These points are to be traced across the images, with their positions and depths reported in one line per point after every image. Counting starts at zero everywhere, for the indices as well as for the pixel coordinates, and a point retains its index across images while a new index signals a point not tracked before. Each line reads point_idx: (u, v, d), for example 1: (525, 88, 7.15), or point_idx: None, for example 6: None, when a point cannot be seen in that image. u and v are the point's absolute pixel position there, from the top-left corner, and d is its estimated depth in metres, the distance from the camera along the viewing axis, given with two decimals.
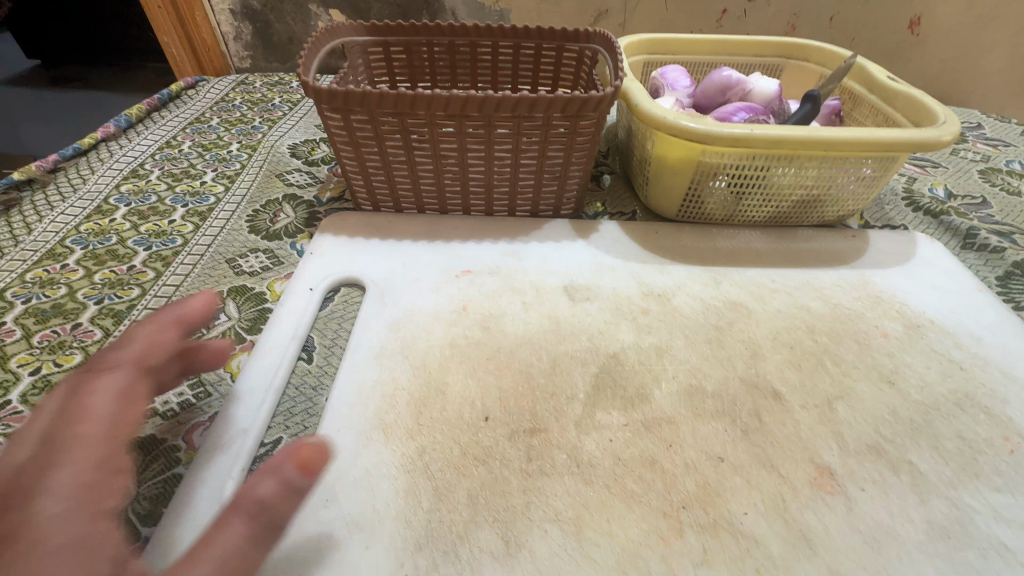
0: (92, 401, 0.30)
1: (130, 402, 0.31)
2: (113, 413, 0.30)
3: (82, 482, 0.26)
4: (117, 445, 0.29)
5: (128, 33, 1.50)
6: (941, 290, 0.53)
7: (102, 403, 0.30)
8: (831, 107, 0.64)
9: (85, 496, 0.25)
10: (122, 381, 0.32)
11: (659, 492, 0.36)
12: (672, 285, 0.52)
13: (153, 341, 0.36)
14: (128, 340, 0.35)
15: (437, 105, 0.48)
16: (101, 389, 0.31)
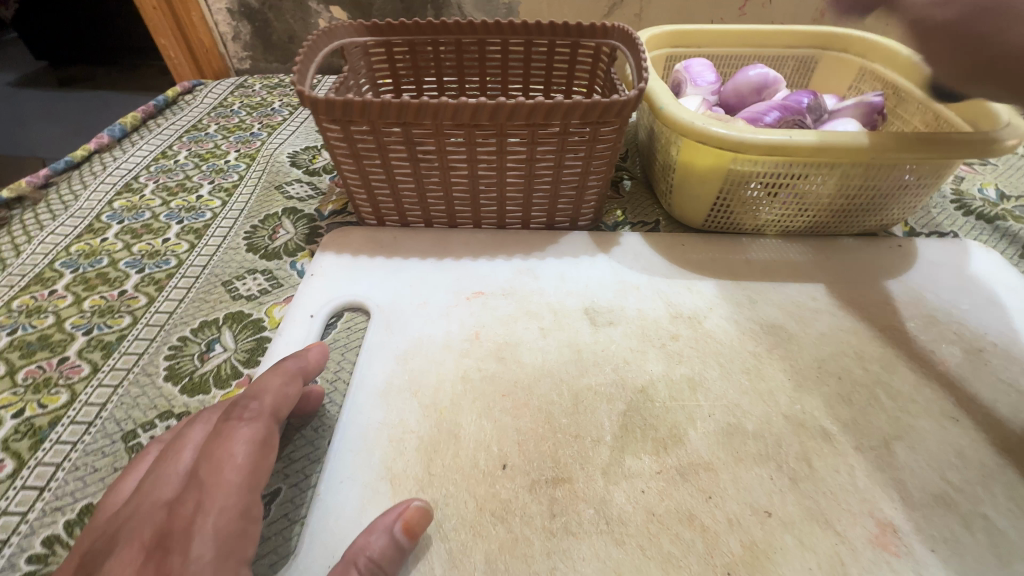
0: (229, 449, 0.29)
1: (265, 451, 0.30)
2: (251, 462, 0.29)
3: (225, 537, 0.26)
4: (255, 493, 0.29)
5: (133, 31, 1.47)
6: (1002, 309, 0.48)
7: (240, 453, 0.29)
8: (873, 106, 0.58)
9: (228, 550, 0.26)
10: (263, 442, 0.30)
11: (699, 555, 0.32)
12: (703, 305, 0.48)
13: (283, 391, 0.33)
14: (259, 387, 0.33)
15: (445, 114, 0.44)
16: (239, 435, 0.30)
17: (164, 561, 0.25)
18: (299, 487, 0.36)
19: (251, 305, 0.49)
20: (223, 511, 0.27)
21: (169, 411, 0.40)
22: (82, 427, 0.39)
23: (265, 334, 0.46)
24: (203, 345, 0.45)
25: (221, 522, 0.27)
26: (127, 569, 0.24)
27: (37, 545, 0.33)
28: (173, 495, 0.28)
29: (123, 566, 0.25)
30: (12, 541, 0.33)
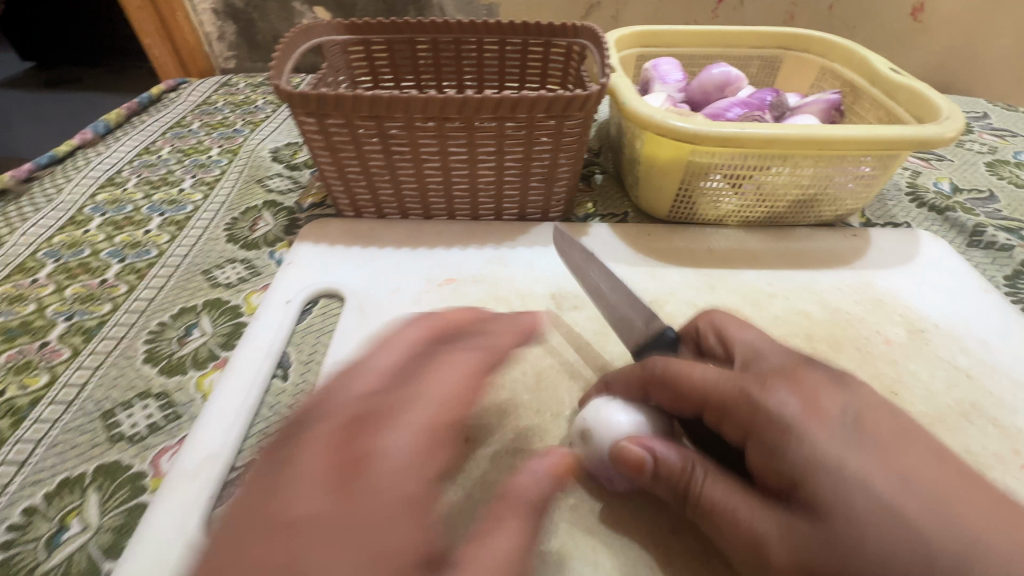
0: (446, 370, 0.32)
1: (473, 379, 0.33)
2: (460, 383, 0.32)
3: (426, 433, 0.28)
4: (456, 407, 0.30)
5: (121, 32, 1.48)
6: (947, 293, 0.50)
7: (446, 373, 0.32)
8: (831, 102, 0.61)
9: (422, 448, 0.27)
10: (483, 364, 0.34)
11: None
12: (665, 291, 0.50)
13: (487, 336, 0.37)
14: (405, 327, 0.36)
15: (416, 107, 0.46)
16: (455, 363, 0.33)
17: (363, 440, 0.27)
18: None
19: (229, 292, 0.51)
20: (447, 406, 0.30)
21: (147, 391, 0.42)
22: (62, 406, 0.40)
23: (242, 320, 0.48)
24: (181, 330, 0.47)
25: (443, 414, 0.29)
26: (330, 442, 0.27)
27: (17, 515, 0.34)
28: (369, 399, 0.30)
29: (326, 440, 0.27)
30: None
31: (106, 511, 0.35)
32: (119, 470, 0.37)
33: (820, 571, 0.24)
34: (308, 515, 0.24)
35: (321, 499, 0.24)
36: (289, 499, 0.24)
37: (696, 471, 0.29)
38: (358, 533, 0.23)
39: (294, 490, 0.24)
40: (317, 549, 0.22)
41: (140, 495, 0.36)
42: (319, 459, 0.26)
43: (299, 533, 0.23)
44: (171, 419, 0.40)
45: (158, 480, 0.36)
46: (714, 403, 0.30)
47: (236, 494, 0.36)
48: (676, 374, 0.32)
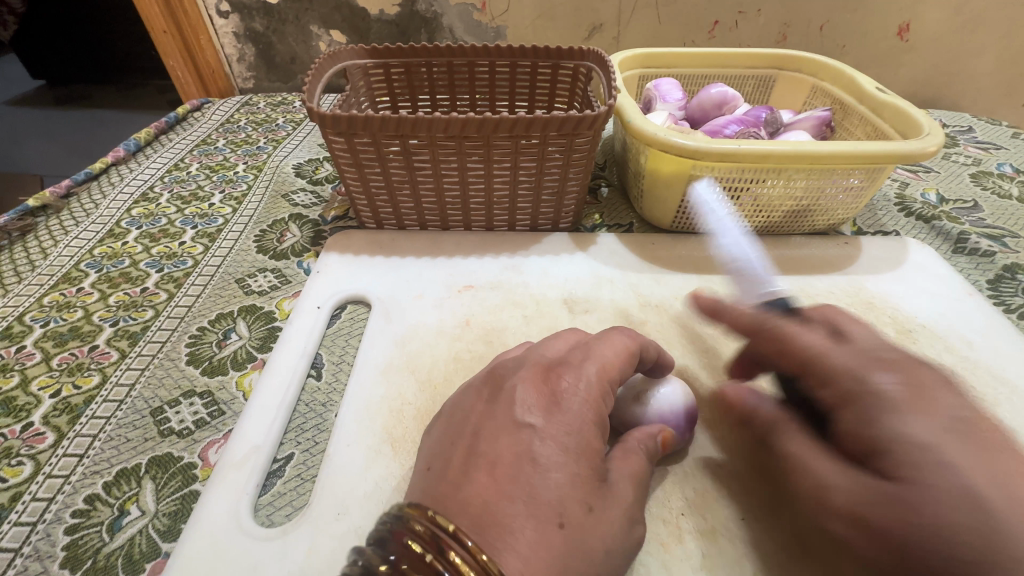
0: (609, 343, 0.36)
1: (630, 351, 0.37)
2: (619, 353, 0.36)
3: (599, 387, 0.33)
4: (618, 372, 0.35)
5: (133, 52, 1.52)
6: (933, 296, 0.54)
7: (609, 345, 0.36)
8: (822, 119, 0.65)
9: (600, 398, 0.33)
10: (632, 334, 0.38)
11: (659, 500, 0.37)
12: (669, 295, 0.54)
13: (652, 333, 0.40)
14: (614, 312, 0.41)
15: (438, 128, 0.49)
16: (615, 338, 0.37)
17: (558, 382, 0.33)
18: (309, 452, 0.41)
19: (262, 299, 0.54)
20: (612, 359, 0.35)
21: (192, 390, 0.45)
22: (114, 404, 0.44)
23: (276, 324, 0.51)
24: (220, 334, 0.50)
25: (607, 366, 0.35)
26: (535, 381, 0.33)
27: (81, 501, 0.37)
28: (563, 352, 0.36)
29: (529, 380, 0.33)
30: (57, 499, 0.37)
31: (162, 498, 0.38)
32: (171, 461, 0.40)
33: (870, 520, 0.27)
34: (530, 424, 0.31)
35: (529, 418, 0.31)
36: (512, 414, 0.31)
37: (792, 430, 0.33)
38: (563, 443, 0.30)
39: (517, 408, 0.32)
40: (542, 450, 0.29)
41: (191, 484, 0.39)
42: (528, 393, 0.32)
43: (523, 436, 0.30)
44: (216, 415, 0.43)
45: (207, 471, 0.40)
46: (816, 373, 0.33)
47: (279, 482, 0.40)
48: (790, 341, 0.35)
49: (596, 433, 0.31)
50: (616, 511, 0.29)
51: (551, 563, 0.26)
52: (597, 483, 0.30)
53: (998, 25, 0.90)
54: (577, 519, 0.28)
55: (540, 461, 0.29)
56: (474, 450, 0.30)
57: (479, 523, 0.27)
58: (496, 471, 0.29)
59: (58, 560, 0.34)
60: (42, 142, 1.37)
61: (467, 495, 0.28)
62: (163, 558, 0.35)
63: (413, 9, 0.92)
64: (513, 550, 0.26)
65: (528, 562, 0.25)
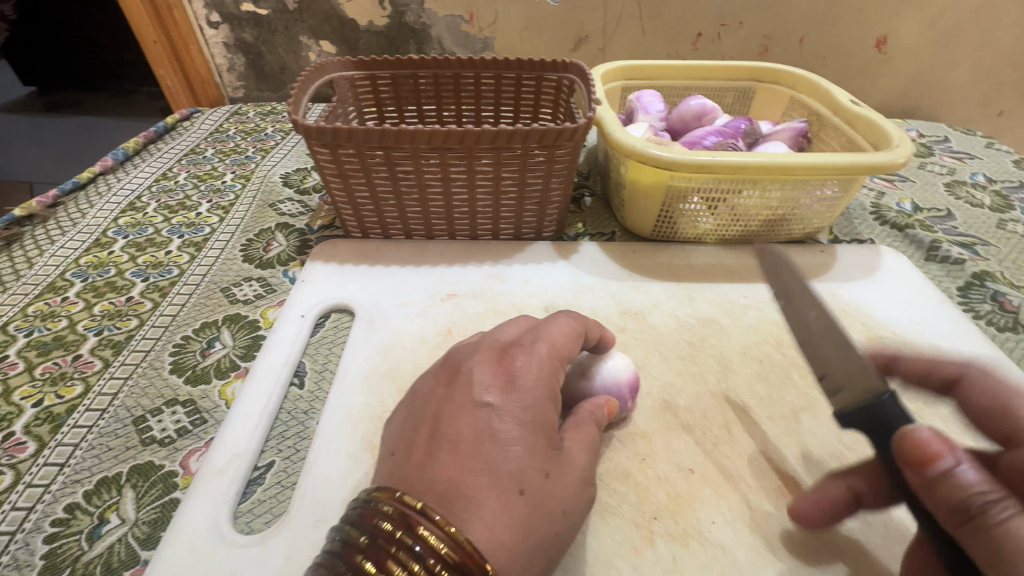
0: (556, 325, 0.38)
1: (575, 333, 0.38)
2: (567, 333, 0.38)
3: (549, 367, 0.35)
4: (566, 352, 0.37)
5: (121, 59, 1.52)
6: (905, 303, 0.55)
7: (557, 327, 0.38)
8: (798, 130, 0.67)
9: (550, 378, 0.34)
10: (578, 320, 0.40)
11: (632, 504, 0.38)
12: (648, 303, 0.55)
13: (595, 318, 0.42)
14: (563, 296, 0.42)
15: (421, 140, 0.50)
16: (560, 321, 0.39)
17: (509, 364, 0.34)
18: (291, 459, 0.42)
19: (247, 308, 0.55)
20: (561, 341, 0.37)
21: (174, 399, 0.45)
22: (97, 413, 0.44)
23: (260, 333, 0.52)
24: (204, 343, 0.51)
25: (557, 346, 0.36)
26: (488, 366, 0.34)
27: (61, 510, 0.38)
28: (516, 335, 0.37)
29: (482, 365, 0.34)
30: (37, 508, 0.38)
31: (142, 507, 0.38)
32: (152, 469, 0.40)
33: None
34: (488, 403, 0.32)
35: (487, 398, 0.32)
36: (471, 395, 0.32)
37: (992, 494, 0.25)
38: (521, 418, 0.31)
39: (475, 388, 0.33)
40: (501, 426, 0.31)
41: (172, 492, 0.39)
42: (482, 378, 0.33)
43: (483, 415, 0.31)
44: (198, 423, 0.44)
45: (188, 479, 0.40)
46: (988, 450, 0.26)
47: (259, 489, 0.40)
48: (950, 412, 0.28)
49: (550, 406, 0.33)
50: (571, 478, 0.31)
51: (514, 527, 0.28)
52: (553, 451, 0.31)
53: (973, 38, 0.93)
54: (536, 485, 0.29)
55: (500, 438, 0.30)
56: (438, 431, 0.31)
57: (449, 500, 0.28)
58: (459, 450, 0.30)
59: (37, 568, 0.35)
60: (30, 149, 1.37)
61: (433, 477, 0.29)
62: (142, 566, 0.35)
63: (402, 21, 0.93)
64: (480, 520, 0.27)
65: (493, 528, 0.27)
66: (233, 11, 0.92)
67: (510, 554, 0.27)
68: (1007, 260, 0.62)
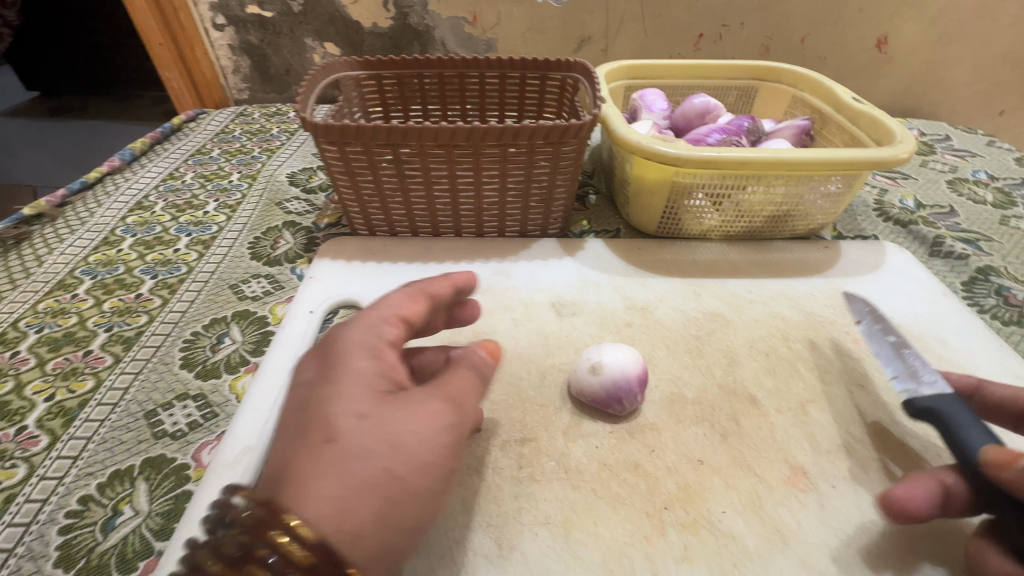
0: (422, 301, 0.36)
1: (426, 299, 0.36)
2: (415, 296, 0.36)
3: (377, 327, 0.33)
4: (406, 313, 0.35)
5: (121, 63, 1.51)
6: (910, 297, 0.56)
7: (421, 300, 0.36)
8: (801, 128, 0.68)
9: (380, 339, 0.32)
10: (418, 283, 0.37)
11: (643, 495, 0.38)
12: (654, 298, 0.55)
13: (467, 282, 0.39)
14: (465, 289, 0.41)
15: (428, 137, 0.51)
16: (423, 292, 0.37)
17: (333, 335, 0.33)
18: None
19: (256, 304, 0.55)
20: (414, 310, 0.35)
21: (185, 393, 0.46)
22: (108, 407, 0.44)
23: (269, 329, 0.52)
24: (214, 339, 0.51)
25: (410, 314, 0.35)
26: (316, 345, 0.33)
27: (74, 502, 0.38)
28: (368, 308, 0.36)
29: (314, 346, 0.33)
30: (51, 500, 0.38)
31: (154, 499, 0.38)
32: (164, 462, 0.41)
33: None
34: (305, 381, 0.31)
35: (309, 373, 0.31)
36: (295, 379, 0.31)
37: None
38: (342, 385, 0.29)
39: (303, 373, 0.32)
40: (328, 398, 0.29)
41: (185, 484, 0.39)
42: (311, 358, 0.32)
43: (302, 392, 0.30)
44: (209, 417, 0.44)
45: (200, 471, 0.40)
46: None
47: None
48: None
49: (372, 359, 0.31)
50: (411, 423, 0.28)
51: (338, 497, 0.25)
52: (384, 409, 0.28)
53: (974, 36, 0.93)
54: (362, 444, 0.27)
55: (323, 409, 0.28)
56: (274, 422, 0.30)
57: (270, 491, 0.26)
58: (285, 433, 0.28)
59: (51, 560, 0.35)
60: (35, 152, 1.38)
61: (265, 471, 0.27)
62: (156, 557, 0.35)
63: (406, 22, 0.94)
64: (306, 501, 0.25)
65: (324, 506, 0.25)
66: (239, 13, 0.93)
67: (349, 522, 0.25)
68: (1011, 255, 0.63)
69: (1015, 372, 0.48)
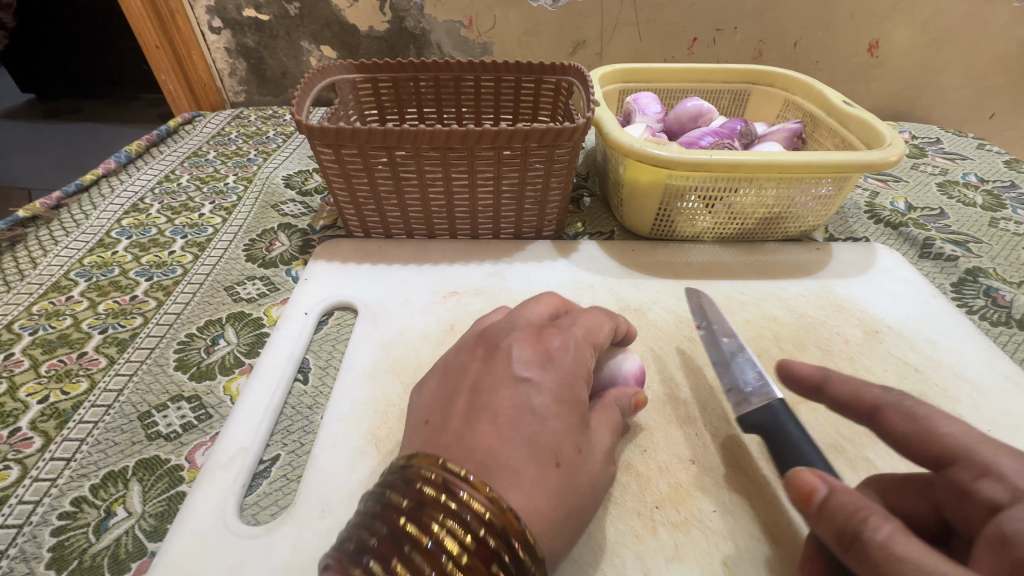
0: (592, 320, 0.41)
1: (604, 326, 0.41)
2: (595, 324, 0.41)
3: (581, 352, 0.37)
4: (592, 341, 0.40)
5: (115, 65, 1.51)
6: (899, 298, 0.56)
7: (598, 322, 0.41)
8: (793, 131, 0.68)
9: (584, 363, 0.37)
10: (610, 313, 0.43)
11: (634, 494, 0.39)
12: (647, 299, 0.55)
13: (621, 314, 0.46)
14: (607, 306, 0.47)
15: (423, 140, 0.51)
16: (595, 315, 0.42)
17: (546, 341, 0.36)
18: (295, 453, 0.42)
19: (251, 306, 0.55)
20: (597, 331, 0.40)
21: (180, 395, 0.46)
22: (102, 409, 0.44)
23: (264, 330, 0.52)
24: (208, 340, 0.51)
25: (591, 333, 0.39)
26: (525, 341, 0.36)
27: (67, 504, 0.38)
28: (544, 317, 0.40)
29: (524, 340, 0.36)
30: (44, 502, 0.38)
31: (148, 500, 0.39)
32: (157, 463, 0.41)
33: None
34: (528, 379, 0.34)
35: (527, 370, 0.34)
36: (511, 370, 0.34)
37: (878, 517, 0.24)
38: (557, 394, 0.33)
39: (515, 364, 0.34)
40: (539, 401, 0.32)
41: (178, 485, 0.39)
42: (521, 353, 0.35)
43: (522, 386, 0.33)
44: (204, 418, 0.44)
45: (194, 472, 0.40)
46: (977, 463, 0.27)
47: (265, 482, 0.40)
48: (929, 421, 0.30)
49: (581, 383, 0.36)
50: (597, 457, 0.33)
51: (547, 498, 0.29)
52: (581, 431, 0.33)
53: (963, 41, 0.95)
54: (569, 459, 0.31)
55: (539, 412, 0.32)
56: (475, 405, 0.32)
57: (482, 468, 0.29)
58: (498, 421, 0.31)
59: (44, 561, 0.35)
60: (30, 154, 1.38)
61: (471, 447, 0.30)
62: (148, 558, 0.36)
63: (402, 26, 0.94)
64: (521, 489, 0.29)
65: (531, 495, 0.29)
66: (235, 16, 0.93)
67: (545, 523, 0.29)
68: (999, 257, 0.63)
69: (1002, 372, 0.49)
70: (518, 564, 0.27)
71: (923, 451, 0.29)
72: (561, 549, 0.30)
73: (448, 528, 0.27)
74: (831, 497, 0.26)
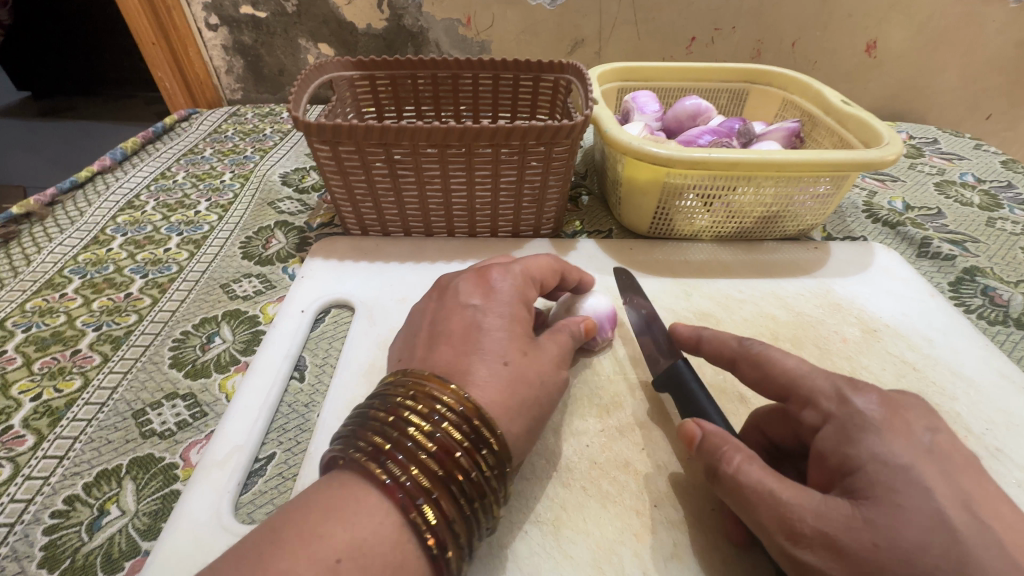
0: (539, 259, 0.44)
1: (552, 269, 0.44)
2: (541, 263, 0.44)
3: (520, 282, 0.40)
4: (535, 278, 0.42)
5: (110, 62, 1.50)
6: (897, 296, 0.56)
7: (543, 260, 0.44)
8: (791, 130, 0.68)
9: (523, 292, 0.40)
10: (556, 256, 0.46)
11: (632, 492, 0.39)
12: None
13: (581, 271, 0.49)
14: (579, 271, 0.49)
15: (421, 136, 0.51)
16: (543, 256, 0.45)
17: (486, 276, 0.40)
18: (291, 451, 0.42)
19: (247, 304, 0.55)
20: (536, 267, 0.43)
21: (174, 392, 0.45)
22: (96, 407, 0.44)
23: (260, 328, 0.52)
24: (204, 338, 0.51)
25: (530, 266, 0.42)
26: (469, 281, 0.40)
27: (60, 502, 0.37)
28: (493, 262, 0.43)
29: (468, 281, 0.40)
30: (36, 500, 0.38)
31: (142, 498, 0.38)
32: (152, 461, 0.40)
33: (842, 545, 0.26)
34: (473, 305, 0.38)
35: (473, 299, 0.38)
36: (459, 300, 0.38)
37: (732, 449, 0.32)
38: (502, 313, 0.37)
39: (461, 296, 0.39)
40: (484, 320, 0.36)
41: (172, 484, 0.39)
42: (464, 291, 0.39)
43: (469, 312, 0.37)
44: (199, 416, 0.44)
45: (188, 470, 0.40)
46: (803, 391, 0.33)
47: (260, 481, 0.40)
48: (772, 362, 0.36)
49: (519, 303, 0.39)
50: (548, 360, 0.37)
51: (503, 388, 0.33)
52: (529, 339, 0.37)
53: (961, 41, 0.95)
54: (518, 360, 0.35)
55: (486, 328, 0.36)
56: (434, 333, 0.37)
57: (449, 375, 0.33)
58: (453, 341, 0.35)
59: (36, 560, 0.35)
60: (25, 152, 1.36)
61: (434, 363, 0.34)
62: (142, 557, 0.35)
63: (400, 24, 0.94)
64: (477, 384, 0.33)
65: (487, 389, 0.33)
66: (232, 13, 0.92)
67: (502, 411, 0.32)
68: (997, 256, 0.64)
69: (1000, 370, 0.49)
70: (479, 436, 0.30)
71: (768, 387, 0.36)
72: (527, 438, 0.34)
73: (415, 411, 0.31)
74: (704, 439, 0.33)
